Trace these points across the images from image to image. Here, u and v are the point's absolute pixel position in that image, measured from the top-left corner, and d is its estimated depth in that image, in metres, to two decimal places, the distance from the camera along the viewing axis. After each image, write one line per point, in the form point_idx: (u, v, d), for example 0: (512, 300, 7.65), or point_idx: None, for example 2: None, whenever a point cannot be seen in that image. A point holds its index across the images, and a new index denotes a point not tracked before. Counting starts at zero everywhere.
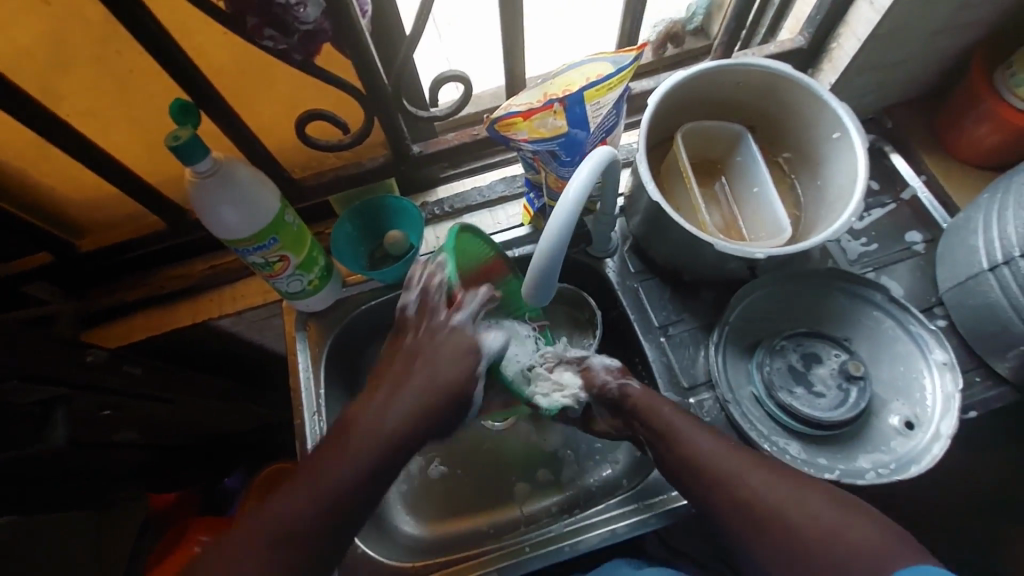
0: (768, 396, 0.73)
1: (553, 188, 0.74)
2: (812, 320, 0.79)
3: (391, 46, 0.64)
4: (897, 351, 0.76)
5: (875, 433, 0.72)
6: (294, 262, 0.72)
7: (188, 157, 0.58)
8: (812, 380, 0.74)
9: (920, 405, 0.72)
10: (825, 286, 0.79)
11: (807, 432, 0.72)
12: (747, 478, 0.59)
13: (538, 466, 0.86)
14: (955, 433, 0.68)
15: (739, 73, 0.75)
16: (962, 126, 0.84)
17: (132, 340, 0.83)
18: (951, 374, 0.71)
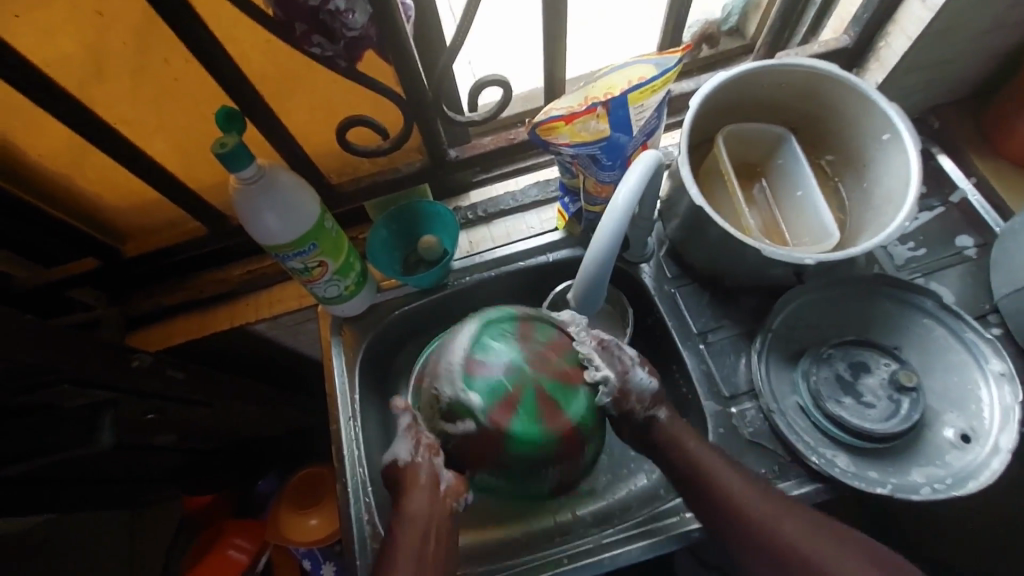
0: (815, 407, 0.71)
1: (590, 193, 0.73)
2: (860, 328, 0.76)
3: (433, 50, 0.63)
4: (951, 360, 0.73)
5: (929, 444, 0.69)
6: (331, 267, 0.72)
7: (233, 164, 0.58)
8: (862, 390, 0.71)
9: (976, 417, 0.69)
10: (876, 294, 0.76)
11: (858, 444, 0.69)
12: (740, 489, 0.63)
13: None
14: (1017, 447, 0.65)
15: (782, 74, 0.73)
16: (1016, 127, 0.80)
17: (173, 343, 0.84)
18: (1009, 385, 0.68)
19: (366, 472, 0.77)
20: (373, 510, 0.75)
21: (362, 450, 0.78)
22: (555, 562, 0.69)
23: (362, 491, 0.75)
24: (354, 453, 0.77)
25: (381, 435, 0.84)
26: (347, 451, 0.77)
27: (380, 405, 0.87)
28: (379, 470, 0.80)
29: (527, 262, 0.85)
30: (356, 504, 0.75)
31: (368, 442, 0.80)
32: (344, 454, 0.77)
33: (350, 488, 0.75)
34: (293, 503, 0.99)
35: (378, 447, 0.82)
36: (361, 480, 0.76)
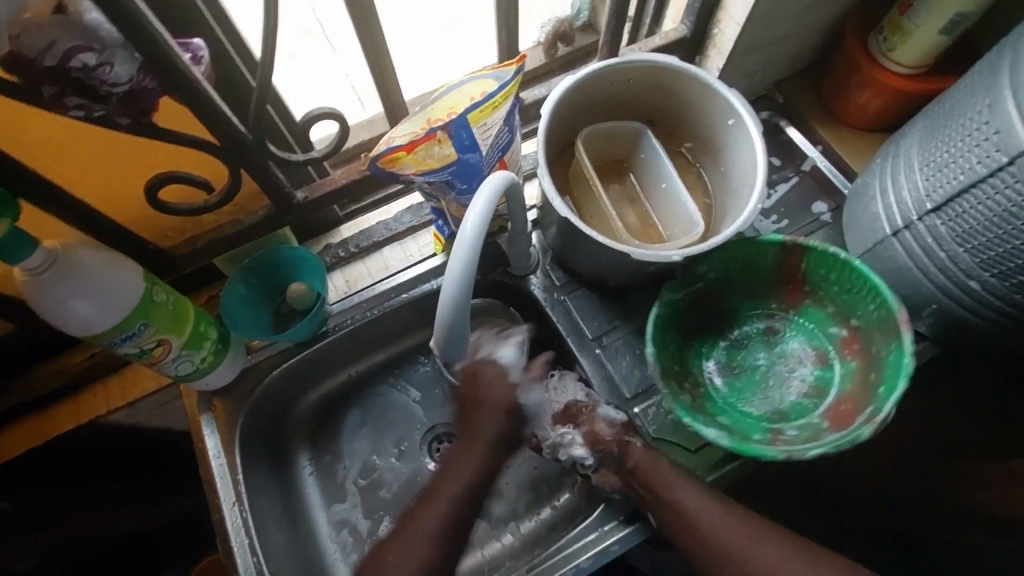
0: (856, 366, 0.69)
1: (457, 217, 0.69)
2: (849, 289, 0.68)
3: (243, 92, 0.56)
4: (889, 328, 0.65)
5: (859, 390, 0.67)
6: (177, 344, 0.63)
7: (10, 254, 0.49)
8: (871, 348, 0.68)
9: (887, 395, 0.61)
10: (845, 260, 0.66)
11: (847, 395, 0.67)
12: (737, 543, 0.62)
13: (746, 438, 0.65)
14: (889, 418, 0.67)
15: (626, 71, 0.73)
16: (848, 95, 0.86)
17: (12, 458, 0.73)
18: (906, 380, 0.60)
19: (263, 559, 0.69)
20: None
21: (254, 536, 0.70)
22: None
23: None
24: (245, 542, 0.69)
25: (277, 511, 0.77)
26: (236, 542, 0.69)
27: (274, 476, 0.79)
28: (279, 550, 0.73)
29: (411, 294, 0.82)
30: None
31: (261, 526, 0.72)
32: (234, 547, 0.69)
33: None
34: None
35: (274, 524, 0.75)
36: (257, 569, 0.68)
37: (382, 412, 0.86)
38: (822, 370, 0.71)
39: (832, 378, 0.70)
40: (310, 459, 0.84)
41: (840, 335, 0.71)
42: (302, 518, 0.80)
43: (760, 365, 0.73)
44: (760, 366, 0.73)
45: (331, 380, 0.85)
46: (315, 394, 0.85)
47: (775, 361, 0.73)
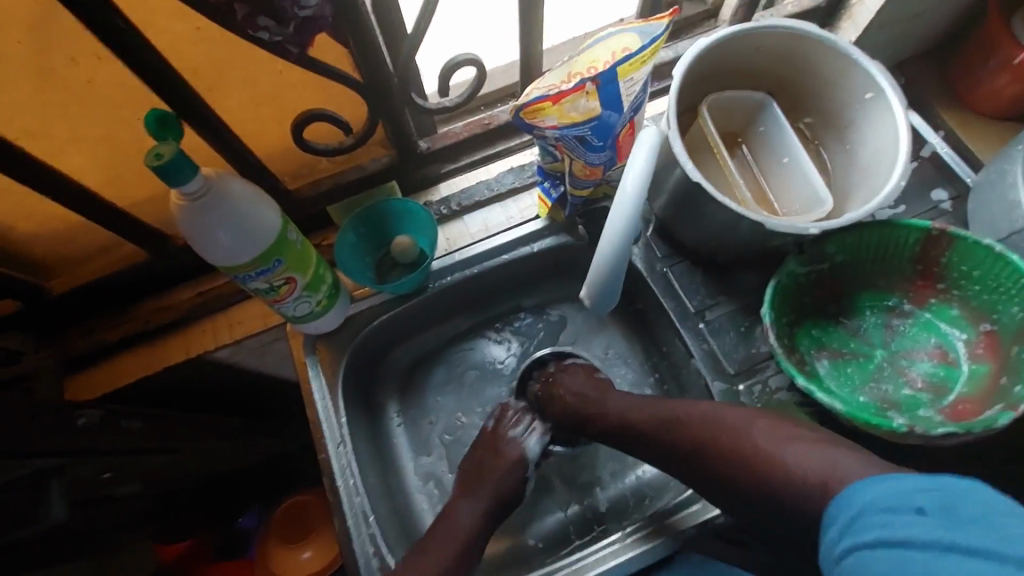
0: (988, 369, 0.64)
1: (577, 177, 0.68)
2: (995, 287, 0.63)
3: (394, 29, 0.55)
4: None
5: (990, 392, 0.61)
6: (301, 283, 0.65)
7: (172, 178, 0.50)
8: (1010, 351, 0.62)
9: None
10: (998, 252, 0.61)
11: (972, 396, 0.62)
12: None
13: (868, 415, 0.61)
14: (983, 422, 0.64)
15: (760, 37, 0.70)
16: (981, 78, 0.81)
17: (122, 385, 0.74)
18: None
19: (366, 500, 0.71)
20: (378, 540, 0.69)
21: (357, 478, 0.71)
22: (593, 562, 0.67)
23: (363, 521, 0.70)
24: (349, 482, 0.71)
25: (371, 457, 0.78)
26: (341, 482, 0.71)
27: (368, 424, 0.81)
28: (376, 493, 0.75)
29: (510, 255, 0.81)
30: (359, 537, 0.69)
31: (362, 468, 0.74)
32: (339, 486, 0.71)
33: (351, 520, 0.69)
34: (283, 537, 0.91)
35: (370, 469, 0.77)
36: (360, 509, 0.70)
37: (469, 372, 0.87)
38: (946, 369, 0.66)
39: (957, 377, 0.65)
40: (399, 411, 0.85)
41: (970, 337, 0.66)
42: (392, 467, 0.81)
43: (875, 354, 0.69)
44: (874, 355, 0.69)
45: (422, 337, 0.86)
46: (406, 349, 0.86)
47: (892, 355, 0.68)
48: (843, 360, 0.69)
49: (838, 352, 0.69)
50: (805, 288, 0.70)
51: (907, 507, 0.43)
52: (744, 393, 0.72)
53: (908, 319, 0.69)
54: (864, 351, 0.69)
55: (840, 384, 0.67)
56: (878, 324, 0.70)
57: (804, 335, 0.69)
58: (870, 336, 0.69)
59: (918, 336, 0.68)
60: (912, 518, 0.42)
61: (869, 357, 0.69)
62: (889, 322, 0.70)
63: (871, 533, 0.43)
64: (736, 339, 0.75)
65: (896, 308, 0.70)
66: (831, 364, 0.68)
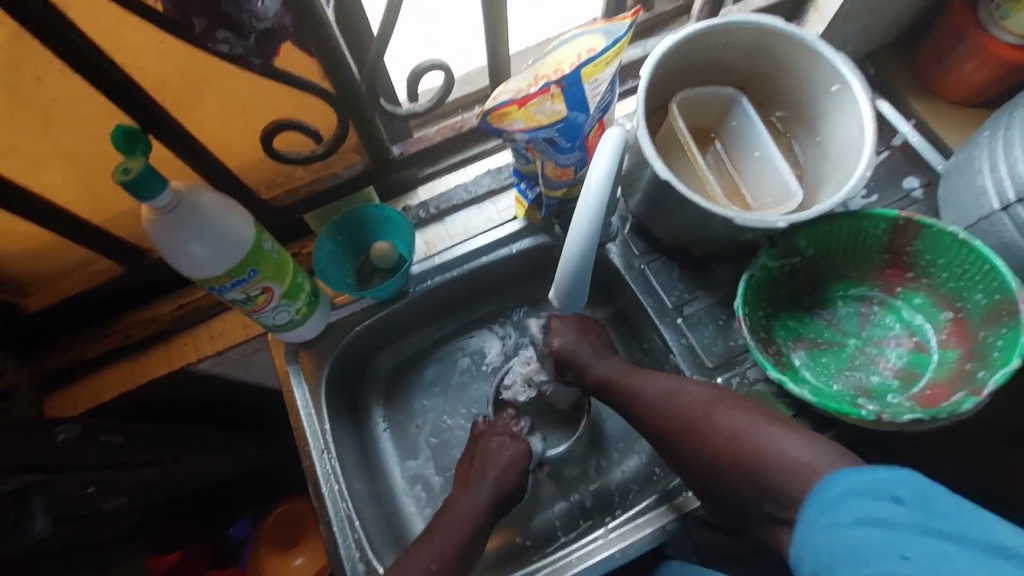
0: (956, 355, 0.64)
1: (550, 177, 0.68)
2: (960, 273, 0.65)
3: (359, 37, 0.56)
4: (1001, 313, 0.61)
5: (957, 377, 0.62)
6: (278, 292, 0.65)
7: (142, 192, 0.50)
8: (977, 336, 0.63)
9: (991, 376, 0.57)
10: (962, 240, 0.63)
11: (940, 381, 0.63)
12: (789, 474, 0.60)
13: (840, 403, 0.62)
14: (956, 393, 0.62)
15: (728, 33, 0.71)
16: (948, 66, 0.82)
17: (106, 400, 0.75)
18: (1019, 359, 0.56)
19: (352, 505, 0.72)
20: (364, 545, 0.70)
21: (342, 483, 0.72)
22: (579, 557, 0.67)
23: (349, 526, 0.70)
24: (334, 488, 0.72)
25: (357, 463, 0.78)
26: (326, 488, 0.71)
27: (354, 430, 0.81)
28: (363, 498, 0.75)
29: (490, 257, 0.82)
30: (345, 542, 0.70)
31: (347, 473, 0.74)
32: (324, 492, 0.71)
33: (336, 525, 0.70)
34: (273, 545, 0.92)
35: (356, 473, 0.77)
36: (346, 515, 0.71)
37: (453, 375, 0.87)
38: (916, 355, 0.67)
39: (927, 364, 0.66)
40: (385, 416, 0.86)
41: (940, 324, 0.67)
42: (379, 472, 0.82)
43: (848, 343, 0.70)
44: (847, 345, 0.70)
45: (405, 341, 0.86)
46: (389, 354, 0.86)
47: (865, 344, 0.69)
48: (818, 350, 0.70)
49: (813, 342, 0.70)
50: (778, 281, 0.71)
51: (885, 495, 0.49)
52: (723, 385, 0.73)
53: (880, 307, 0.70)
54: (838, 341, 0.70)
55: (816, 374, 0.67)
56: (851, 314, 0.71)
57: (779, 327, 0.70)
58: (843, 325, 0.70)
59: (891, 324, 0.69)
60: (891, 507, 0.49)
61: (843, 347, 0.70)
62: (862, 312, 0.71)
63: (848, 513, 0.50)
64: (715, 333, 0.76)
65: (868, 297, 0.71)
66: (806, 355, 0.69)
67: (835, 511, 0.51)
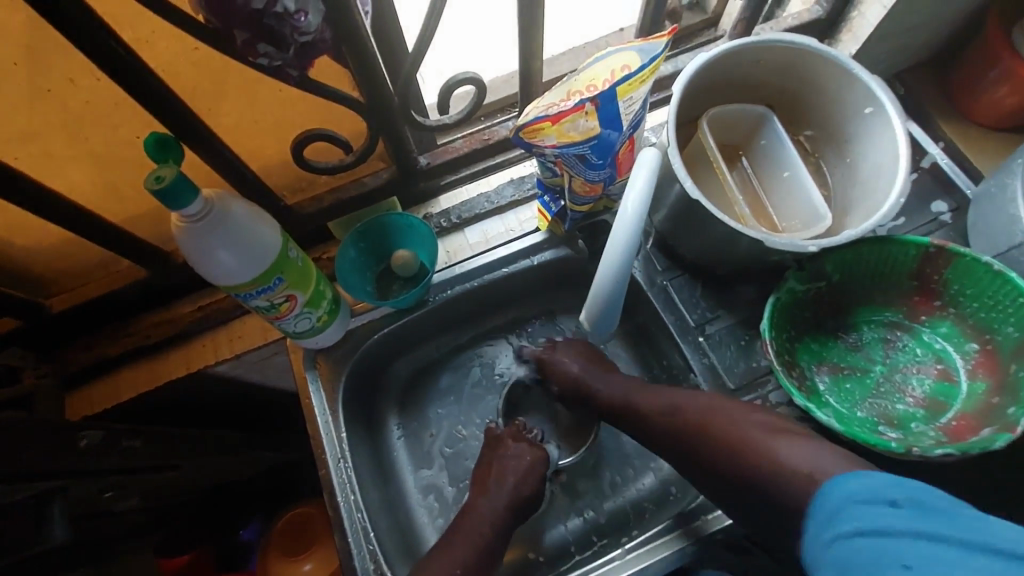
0: (985, 387, 0.63)
1: (577, 192, 0.68)
2: (991, 304, 0.63)
3: (392, 49, 0.55)
4: None
5: (985, 411, 0.61)
6: (301, 300, 0.65)
7: (174, 201, 0.50)
8: (1010, 369, 0.62)
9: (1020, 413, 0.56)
10: (997, 270, 0.61)
11: (968, 415, 0.62)
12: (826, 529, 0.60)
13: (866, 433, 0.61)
14: None
15: (761, 51, 0.70)
16: (981, 89, 0.81)
17: (123, 400, 0.75)
18: None
19: (366, 515, 0.71)
20: (378, 556, 0.69)
21: (357, 493, 0.72)
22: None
23: (363, 537, 0.70)
24: (350, 498, 0.71)
25: (372, 470, 0.78)
26: (341, 497, 0.71)
27: (369, 438, 0.81)
28: (377, 508, 0.75)
29: (511, 269, 0.81)
30: (359, 552, 0.69)
31: (362, 482, 0.74)
32: (339, 501, 0.71)
33: (350, 536, 0.70)
34: (283, 551, 0.91)
35: (372, 481, 0.77)
36: (361, 525, 0.70)
37: (470, 382, 0.87)
38: (943, 385, 0.65)
39: (955, 395, 0.64)
40: (399, 424, 0.85)
41: (970, 354, 0.65)
42: (393, 480, 0.81)
43: (873, 369, 0.69)
44: (873, 371, 0.69)
45: (422, 349, 0.86)
46: (405, 362, 0.86)
47: (891, 370, 0.68)
48: (842, 376, 0.69)
49: (835, 368, 0.69)
50: (803, 305, 0.70)
51: (882, 499, 0.48)
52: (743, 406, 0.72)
53: (908, 334, 0.69)
54: (863, 368, 0.69)
55: (840, 401, 0.66)
56: (878, 340, 0.70)
57: (802, 351, 0.69)
58: (869, 352, 0.69)
59: (920, 353, 0.68)
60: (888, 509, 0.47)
61: (869, 374, 0.68)
62: (889, 338, 0.69)
63: (850, 523, 0.49)
64: (736, 352, 0.75)
65: (896, 322, 0.69)
66: (830, 381, 0.68)
67: (839, 523, 0.50)
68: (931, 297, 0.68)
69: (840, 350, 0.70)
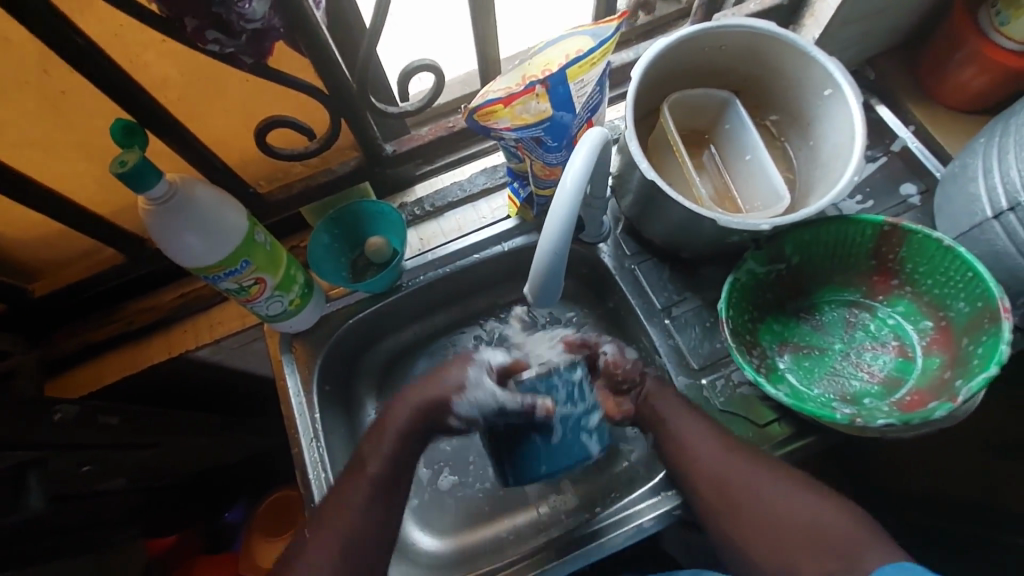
0: (940, 362, 0.64)
1: (539, 176, 0.69)
2: (944, 280, 0.65)
3: (348, 37, 0.57)
4: (983, 321, 0.61)
5: (937, 385, 0.62)
6: (271, 283, 0.67)
7: (138, 183, 0.52)
8: (962, 343, 0.63)
9: (967, 385, 0.57)
10: (948, 246, 0.62)
11: (921, 389, 0.63)
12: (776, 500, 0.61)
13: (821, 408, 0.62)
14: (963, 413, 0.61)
15: (720, 36, 0.71)
16: (949, 71, 0.81)
17: (106, 383, 0.78)
18: (998, 368, 0.56)
19: None
20: None
21: (328, 471, 0.74)
22: (559, 550, 0.69)
23: None
24: (321, 476, 0.74)
25: (347, 451, 0.80)
26: (313, 475, 0.73)
27: (346, 420, 0.83)
28: None
29: (482, 254, 0.83)
30: None
31: (334, 461, 0.76)
32: (311, 479, 0.73)
33: None
34: (264, 531, 0.93)
35: (346, 460, 0.79)
36: None
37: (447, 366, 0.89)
38: (901, 362, 0.67)
39: (911, 371, 0.65)
40: (377, 408, 0.87)
41: (926, 330, 0.67)
42: None
43: (833, 347, 0.70)
44: (833, 350, 0.69)
45: (399, 335, 0.88)
46: (382, 348, 0.88)
47: (850, 348, 0.69)
48: (804, 354, 0.70)
49: (797, 347, 0.70)
50: (765, 285, 0.71)
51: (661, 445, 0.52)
52: (706, 386, 0.74)
53: (867, 313, 0.70)
54: (825, 346, 0.70)
55: (800, 380, 0.67)
56: (839, 319, 0.71)
57: (764, 331, 0.70)
58: (831, 331, 0.70)
59: (880, 332, 0.69)
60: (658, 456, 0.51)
61: (829, 353, 0.69)
62: (849, 317, 0.70)
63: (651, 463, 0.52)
64: (702, 333, 0.77)
65: (856, 301, 0.71)
66: (792, 360, 0.69)
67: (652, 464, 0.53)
68: (889, 276, 0.69)
69: (802, 330, 0.71)
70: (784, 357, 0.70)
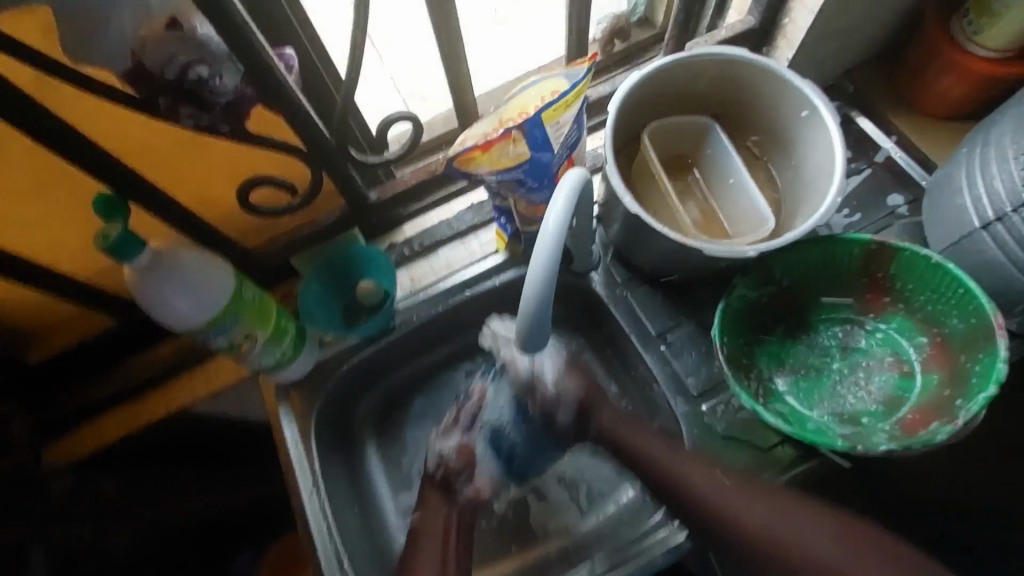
0: (938, 379, 0.64)
1: (524, 214, 0.70)
2: (936, 296, 0.65)
3: (323, 95, 0.58)
4: (980, 337, 0.61)
5: (937, 403, 0.62)
6: (262, 338, 0.67)
7: (122, 254, 0.53)
8: (959, 360, 0.63)
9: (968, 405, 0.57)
10: (937, 263, 0.63)
11: (922, 407, 0.63)
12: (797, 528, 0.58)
13: (824, 435, 0.61)
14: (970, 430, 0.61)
15: (694, 65, 0.72)
16: (926, 82, 0.82)
17: (105, 444, 0.78)
18: (997, 388, 0.56)
19: (340, 544, 0.72)
20: None
21: (330, 521, 0.73)
22: None
23: (337, 565, 0.71)
24: (323, 527, 0.73)
25: (349, 498, 0.80)
26: (315, 527, 0.73)
27: (346, 466, 0.82)
28: (354, 536, 0.76)
29: (474, 291, 0.83)
30: None
31: (336, 510, 0.75)
32: (313, 531, 0.72)
33: (325, 565, 0.71)
34: None
35: (349, 508, 0.78)
36: (334, 553, 0.72)
37: (445, 403, 0.88)
38: (901, 379, 0.66)
39: (911, 389, 0.65)
40: (378, 451, 0.87)
41: (923, 346, 0.66)
42: (372, 507, 0.83)
43: (831, 367, 0.69)
44: (831, 369, 0.69)
45: (397, 375, 0.87)
46: (379, 390, 0.87)
47: (849, 367, 0.68)
48: (802, 376, 0.69)
49: (794, 369, 0.69)
50: (758, 308, 0.70)
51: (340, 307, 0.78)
52: (706, 413, 0.73)
53: (863, 330, 0.70)
54: (823, 367, 0.69)
55: (801, 404, 0.67)
56: (836, 337, 0.70)
57: (761, 354, 0.70)
58: (829, 351, 0.70)
59: (878, 349, 0.68)
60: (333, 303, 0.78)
61: (829, 373, 0.69)
62: (844, 336, 0.70)
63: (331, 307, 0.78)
64: (699, 359, 0.76)
65: (850, 319, 0.70)
66: (791, 383, 0.69)
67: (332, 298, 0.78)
68: (883, 294, 0.69)
69: (799, 351, 0.70)
70: (784, 380, 0.69)
